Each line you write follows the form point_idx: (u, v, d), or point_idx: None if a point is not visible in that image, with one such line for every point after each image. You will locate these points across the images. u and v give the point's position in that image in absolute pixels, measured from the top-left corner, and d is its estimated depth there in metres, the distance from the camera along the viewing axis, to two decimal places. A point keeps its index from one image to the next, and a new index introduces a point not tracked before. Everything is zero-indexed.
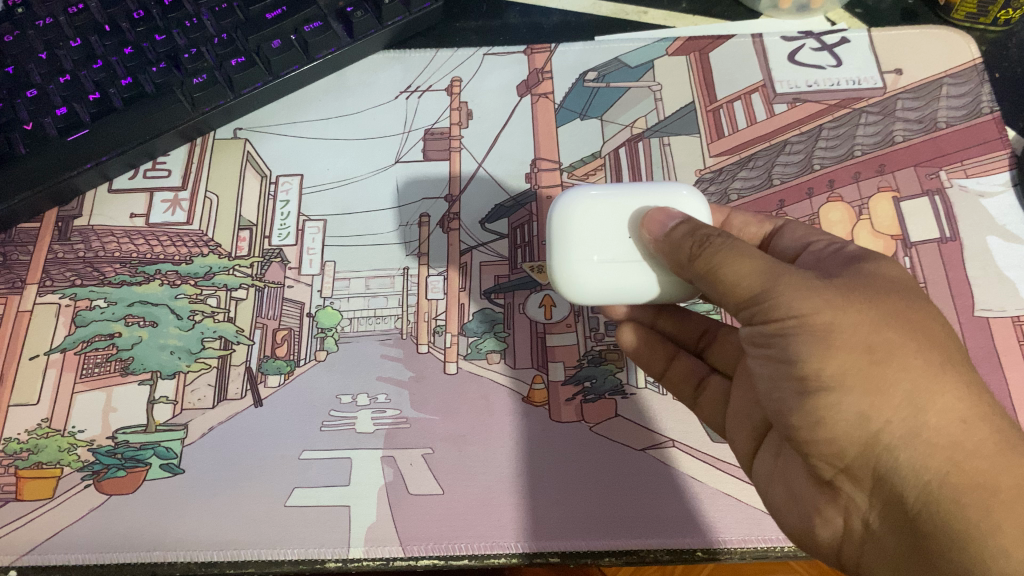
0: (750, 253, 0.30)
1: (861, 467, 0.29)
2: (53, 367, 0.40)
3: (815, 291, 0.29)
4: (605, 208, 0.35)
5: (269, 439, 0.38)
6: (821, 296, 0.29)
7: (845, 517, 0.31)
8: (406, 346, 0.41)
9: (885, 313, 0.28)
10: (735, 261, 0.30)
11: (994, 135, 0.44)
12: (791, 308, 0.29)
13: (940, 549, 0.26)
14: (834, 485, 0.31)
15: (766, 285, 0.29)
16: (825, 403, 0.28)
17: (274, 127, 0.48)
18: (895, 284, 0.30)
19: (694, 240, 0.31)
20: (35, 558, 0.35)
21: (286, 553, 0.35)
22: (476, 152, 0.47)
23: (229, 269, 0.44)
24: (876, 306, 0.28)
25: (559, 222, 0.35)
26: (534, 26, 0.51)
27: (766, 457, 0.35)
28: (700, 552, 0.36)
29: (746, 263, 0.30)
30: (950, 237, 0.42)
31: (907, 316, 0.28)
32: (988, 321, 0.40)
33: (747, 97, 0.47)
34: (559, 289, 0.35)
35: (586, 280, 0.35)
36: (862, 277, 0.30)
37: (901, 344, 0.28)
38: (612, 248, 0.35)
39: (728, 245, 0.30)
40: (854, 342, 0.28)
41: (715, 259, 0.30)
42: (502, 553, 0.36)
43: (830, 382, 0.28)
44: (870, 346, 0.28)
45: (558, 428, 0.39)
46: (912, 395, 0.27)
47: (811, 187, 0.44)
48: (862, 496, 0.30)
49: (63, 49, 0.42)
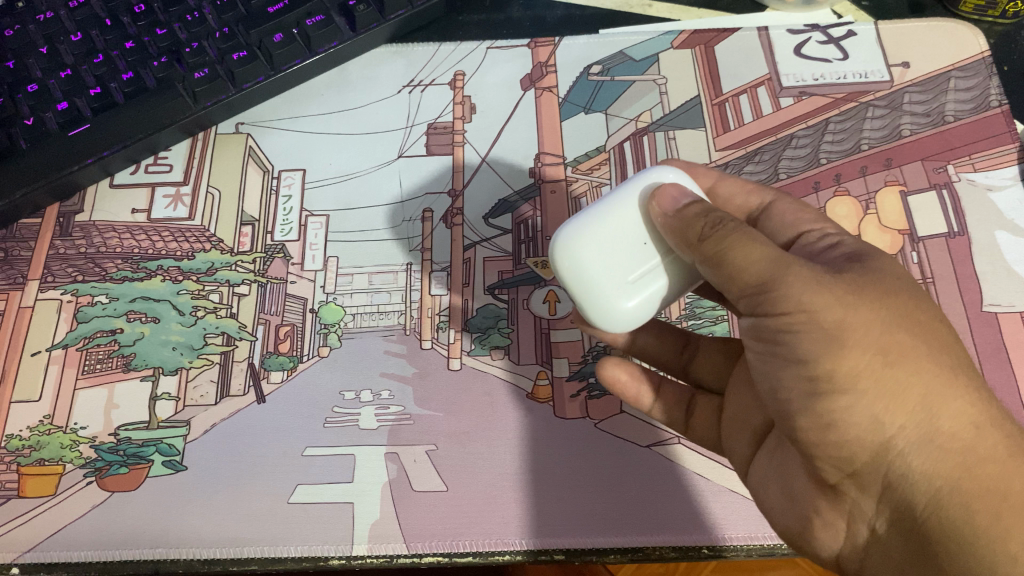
0: (759, 240, 0.29)
1: (870, 473, 0.28)
2: (54, 364, 0.40)
3: (824, 283, 0.28)
4: (610, 228, 0.31)
5: (272, 435, 0.38)
6: (831, 291, 0.27)
7: (849, 521, 0.30)
8: (409, 342, 0.41)
9: (898, 306, 0.28)
10: (746, 247, 0.28)
11: (1003, 128, 0.44)
12: (802, 300, 0.28)
13: (951, 554, 0.26)
14: (838, 489, 0.30)
15: (774, 273, 0.28)
16: (839, 399, 0.28)
17: (277, 122, 0.47)
18: (903, 279, 0.29)
19: (708, 221, 0.29)
20: (37, 555, 0.35)
21: (289, 550, 0.35)
22: (480, 146, 0.46)
23: (231, 264, 0.43)
24: (891, 300, 0.28)
25: (575, 263, 0.31)
26: (538, 19, 0.51)
27: (763, 459, 0.35)
28: (705, 549, 0.36)
29: (756, 248, 0.28)
30: (958, 231, 0.42)
31: (917, 310, 0.28)
32: (997, 316, 0.39)
33: (753, 91, 0.47)
34: (608, 327, 0.31)
35: (633, 306, 0.31)
36: (870, 272, 0.29)
37: (912, 348, 0.27)
38: (638, 262, 0.31)
39: (740, 230, 0.29)
40: (867, 343, 0.27)
41: (726, 241, 0.29)
42: (507, 551, 0.35)
43: (842, 385, 0.27)
44: (884, 348, 0.27)
45: (563, 424, 0.38)
46: (923, 390, 0.27)
47: (818, 181, 0.44)
48: (868, 501, 0.29)
49: (63, 44, 0.42)
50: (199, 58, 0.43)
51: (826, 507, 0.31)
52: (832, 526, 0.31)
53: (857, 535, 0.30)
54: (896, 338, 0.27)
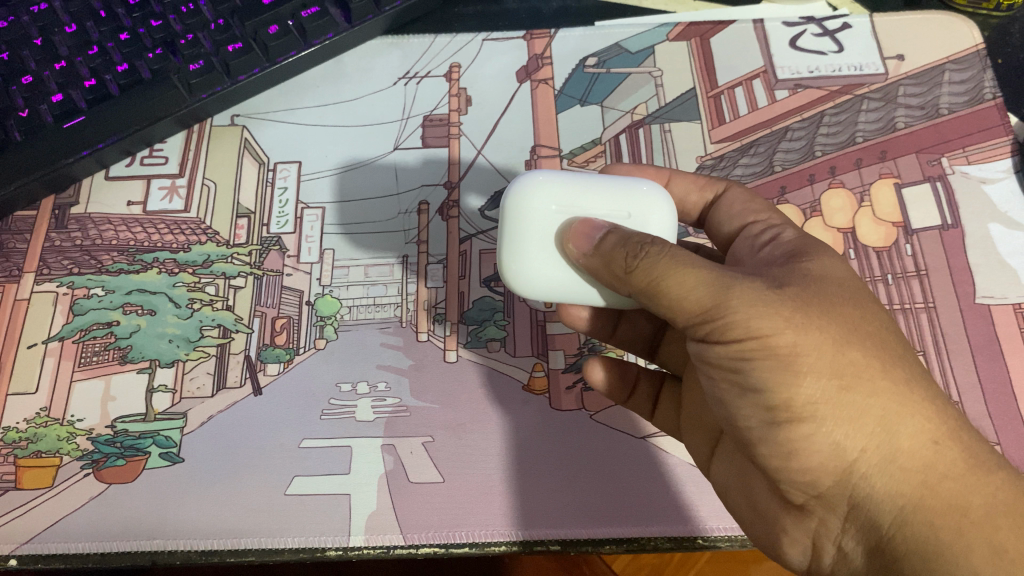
0: (690, 264, 0.28)
1: (836, 495, 0.29)
2: (51, 356, 0.40)
3: (769, 307, 0.28)
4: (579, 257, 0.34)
5: (270, 426, 0.38)
6: (779, 313, 0.28)
7: (816, 539, 0.32)
8: (406, 335, 0.41)
9: (846, 330, 0.28)
10: (678, 272, 0.28)
11: (996, 121, 0.44)
12: (752, 330, 0.27)
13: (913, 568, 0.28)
14: (804, 509, 0.31)
15: (714, 300, 0.28)
16: (796, 435, 0.28)
17: (272, 114, 0.47)
18: (827, 283, 0.29)
19: (627, 250, 0.29)
20: (35, 546, 0.35)
21: (287, 542, 0.35)
22: (475, 139, 0.46)
23: (228, 256, 0.43)
24: (835, 321, 0.28)
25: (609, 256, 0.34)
26: (534, 11, 0.50)
27: (721, 463, 0.35)
28: (699, 539, 0.36)
29: (689, 275, 0.28)
30: (951, 223, 0.42)
31: (862, 330, 0.28)
32: (990, 308, 0.40)
33: (748, 83, 0.47)
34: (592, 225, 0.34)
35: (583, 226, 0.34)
36: (801, 276, 0.29)
37: (866, 366, 0.28)
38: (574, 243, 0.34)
39: (665, 255, 0.28)
40: (821, 369, 0.27)
41: (654, 272, 0.28)
42: (503, 541, 0.35)
43: (803, 413, 0.28)
44: (838, 372, 0.27)
45: (558, 416, 0.39)
46: (814, 381, 0.27)
47: (812, 173, 0.44)
48: (835, 520, 0.30)
49: (57, 35, 0.42)
50: (194, 49, 0.43)
51: (788, 523, 0.32)
52: (798, 541, 0.32)
53: (824, 552, 0.31)
54: (774, 341, 0.27)
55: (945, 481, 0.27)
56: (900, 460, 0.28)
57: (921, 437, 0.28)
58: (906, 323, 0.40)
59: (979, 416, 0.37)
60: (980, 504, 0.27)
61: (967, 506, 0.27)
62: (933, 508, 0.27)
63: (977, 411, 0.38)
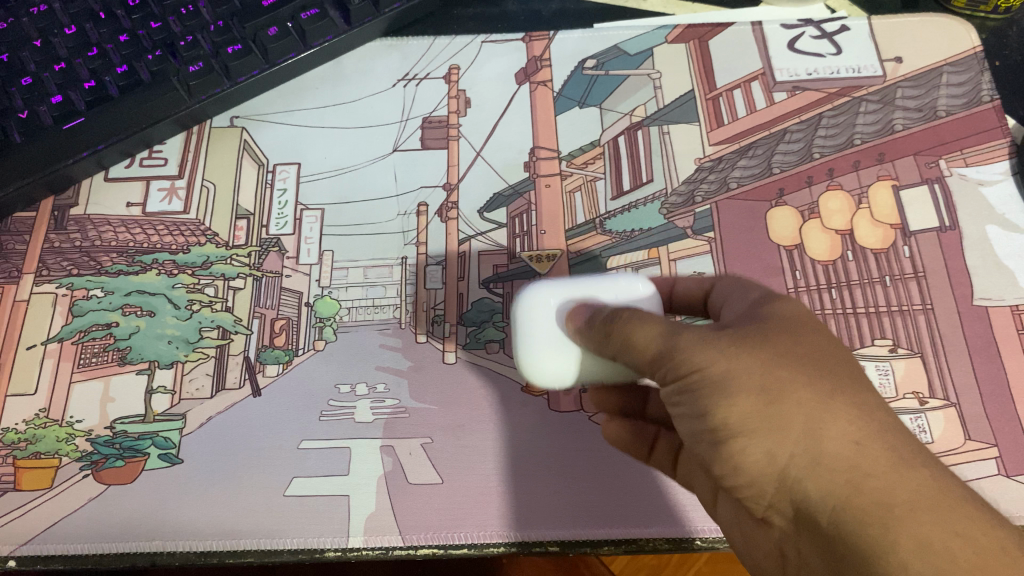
0: (649, 317, 0.30)
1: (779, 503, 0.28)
2: (50, 357, 0.40)
3: (705, 340, 0.28)
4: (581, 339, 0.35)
5: (269, 427, 0.38)
6: (714, 344, 0.27)
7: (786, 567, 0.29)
8: (405, 336, 0.41)
9: (777, 353, 0.27)
10: (637, 322, 0.30)
11: (994, 123, 0.44)
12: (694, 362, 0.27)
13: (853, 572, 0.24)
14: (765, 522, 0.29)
15: (666, 345, 0.28)
16: (732, 451, 0.27)
17: (271, 116, 0.47)
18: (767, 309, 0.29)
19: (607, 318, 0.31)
20: (34, 548, 0.35)
21: (286, 543, 0.35)
22: (474, 140, 0.46)
23: (227, 258, 0.43)
24: (767, 345, 0.27)
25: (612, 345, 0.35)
26: (533, 13, 0.51)
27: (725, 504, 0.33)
28: (698, 541, 0.36)
29: (647, 327, 0.29)
30: (949, 225, 0.42)
31: (792, 345, 0.27)
32: (987, 310, 0.40)
33: (746, 85, 0.47)
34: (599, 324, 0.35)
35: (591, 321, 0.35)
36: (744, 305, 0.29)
37: (792, 380, 0.26)
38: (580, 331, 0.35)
39: (633, 316, 0.30)
40: (745, 384, 0.27)
41: (624, 329, 0.30)
42: (502, 542, 0.35)
43: (734, 429, 0.27)
44: (765, 388, 0.26)
45: (557, 417, 0.39)
46: (741, 399, 0.26)
47: (810, 175, 0.44)
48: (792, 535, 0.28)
49: (57, 36, 0.42)
50: (194, 51, 0.43)
51: (756, 533, 0.30)
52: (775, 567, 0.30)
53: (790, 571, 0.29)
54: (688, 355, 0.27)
55: (871, 480, 0.25)
56: (825, 460, 0.25)
57: (848, 438, 0.25)
58: (904, 325, 0.40)
59: (976, 417, 0.37)
60: (906, 499, 0.24)
61: (895, 499, 0.24)
62: (862, 508, 0.24)
63: (974, 413, 0.38)
